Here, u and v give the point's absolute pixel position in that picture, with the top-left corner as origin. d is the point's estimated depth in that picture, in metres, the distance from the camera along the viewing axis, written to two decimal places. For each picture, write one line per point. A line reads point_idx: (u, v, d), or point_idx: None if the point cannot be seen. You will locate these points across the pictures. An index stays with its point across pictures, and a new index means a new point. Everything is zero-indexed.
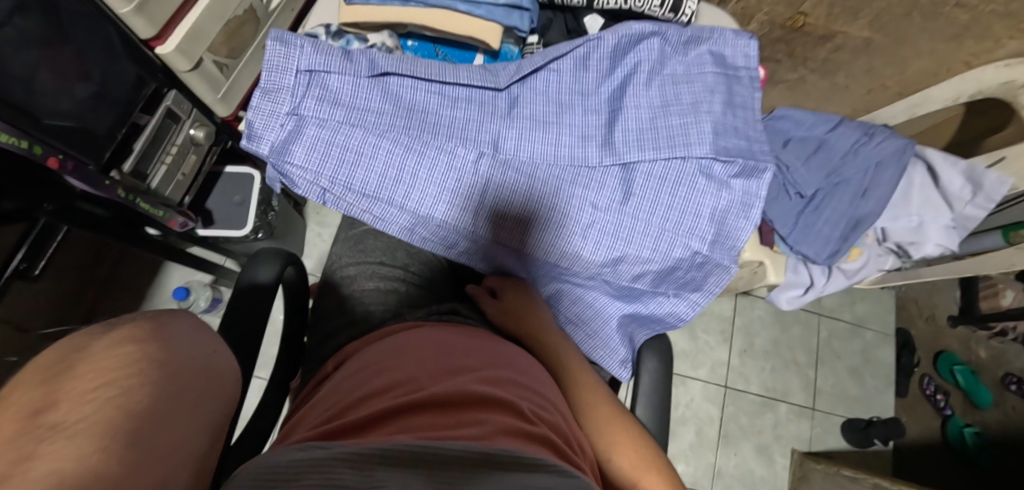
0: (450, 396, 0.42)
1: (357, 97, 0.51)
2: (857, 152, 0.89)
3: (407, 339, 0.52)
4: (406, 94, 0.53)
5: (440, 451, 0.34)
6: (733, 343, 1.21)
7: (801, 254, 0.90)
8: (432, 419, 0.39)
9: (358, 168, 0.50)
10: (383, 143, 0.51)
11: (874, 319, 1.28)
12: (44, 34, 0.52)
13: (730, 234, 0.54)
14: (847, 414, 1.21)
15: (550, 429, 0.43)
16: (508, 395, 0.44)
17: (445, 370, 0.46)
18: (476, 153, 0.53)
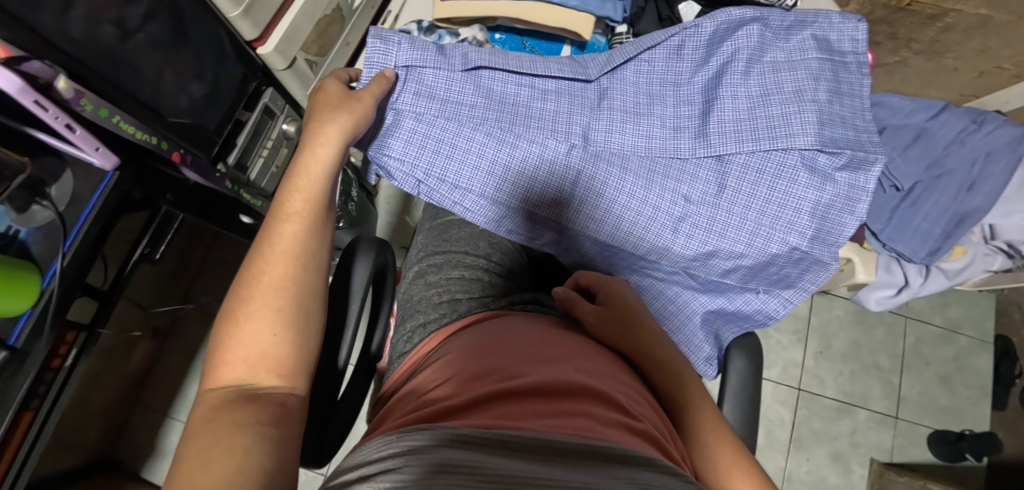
0: (547, 382, 0.41)
1: (451, 91, 0.52)
2: (962, 141, 0.82)
3: (496, 330, 0.53)
4: (497, 87, 0.53)
5: (550, 442, 0.33)
6: (808, 344, 1.16)
7: (895, 252, 0.84)
8: (535, 407, 0.38)
9: (452, 162, 0.52)
10: (477, 137, 0.52)
11: (969, 324, 1.18)
12: (169, 37, 0.57)
13: (833, 230, 0.52)
14: (935, 425, 1.13)
15: (646, 423, 0.42)
16: (602, 386, 0.43)
17: (536, 356, 0.47)
18: (567, 145, 0.53)
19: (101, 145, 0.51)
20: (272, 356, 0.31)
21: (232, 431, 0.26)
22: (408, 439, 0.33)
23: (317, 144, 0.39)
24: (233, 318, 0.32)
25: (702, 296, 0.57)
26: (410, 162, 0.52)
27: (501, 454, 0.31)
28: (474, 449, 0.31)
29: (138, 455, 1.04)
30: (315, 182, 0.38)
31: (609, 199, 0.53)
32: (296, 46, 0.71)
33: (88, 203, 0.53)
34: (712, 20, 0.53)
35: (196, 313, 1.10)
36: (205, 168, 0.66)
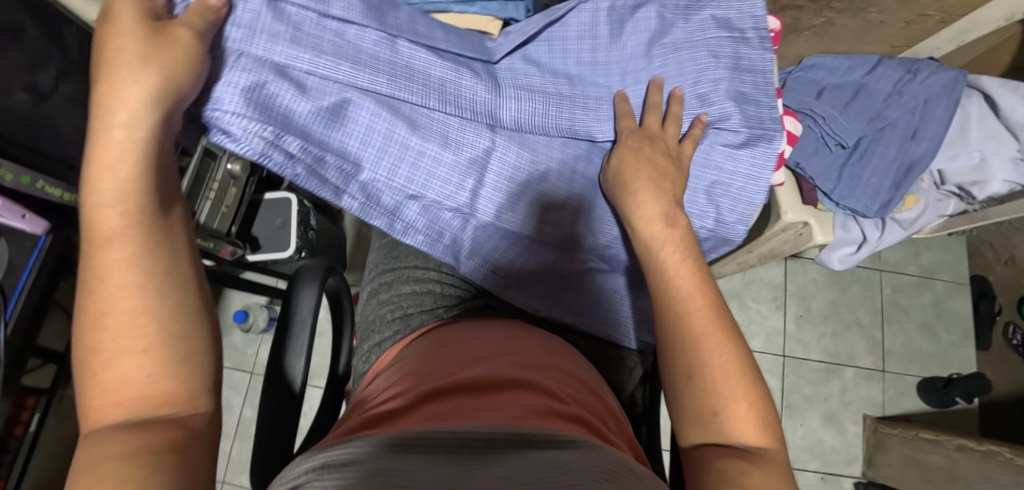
0: (481, 381, 0.43)
1: (336, 50, 0.43)
2: (899, 91, 0.83)
3: (443, 336, 0.54)
4: (396, 48, 0.45)
5: (472, 434, 0.34)
6: (787, 309, 1.16)
7: (849, 210, 0.85)
8: (465, 405, 0.39)
9: (327, 131, 0.44)
10: (363, 105, 0.45)
11: (943, 268, 1.19)
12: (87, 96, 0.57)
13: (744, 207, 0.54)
14: (922, 373, 1.13)
15: (580, 408, 0.43)
16: (536, 377, 0.44)
17: (475, 356, 0.48)
18: (464, 120, 0.48)
19: (25, 213, 0.52)
20: (157, 392, 0.30)
21: (119, 466, 0.26)
22: (352, 446, 0.33)
23: (123, 108, 0.33)
24: (91, 367, 0.30)
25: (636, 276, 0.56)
26: (286, 135, 0.43)
27: (421, 452, 0.32)
28: (406, 455, 0.31)
29: None
30: (133, 159, 0.33)
31: (506, 184, 0.51)
32: None
33: (25, 267, 0.54)
34: (613, 2, 0.53)
35: None
36: None
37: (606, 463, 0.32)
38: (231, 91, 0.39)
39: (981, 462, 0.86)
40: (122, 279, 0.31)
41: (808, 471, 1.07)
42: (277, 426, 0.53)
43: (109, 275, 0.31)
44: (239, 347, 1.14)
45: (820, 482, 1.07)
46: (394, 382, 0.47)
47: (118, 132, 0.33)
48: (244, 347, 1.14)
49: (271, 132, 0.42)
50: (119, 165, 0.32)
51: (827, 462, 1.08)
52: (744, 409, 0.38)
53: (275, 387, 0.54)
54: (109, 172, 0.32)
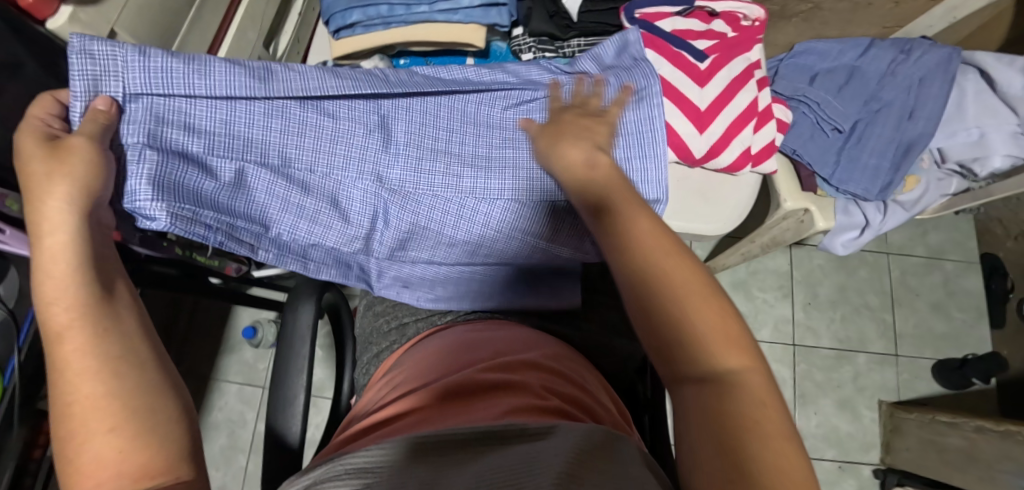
0: (468, 388, 0.43)
1: (238, 123, 0.46)
2: (893, 72, 0.82)
3: (434, 344, 0.54)
4: (295, 116, 0.48)
5: (449, 436, 0.34)
6: (795, 297, 1.15)
7: (849, 194, 0.84)
8: (445, 412, 0.39)
9: (233, 201, 0.47)
10: (260, 174, 0.48)
11: (951, 247, 1.17)
12: None
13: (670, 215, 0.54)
14: (936, 355, 1.12)
15: (566, 403, 0.42)
16: (520, 378, 0.44)
17: (462, 365, 0.48)
18: (368, 182, 0.51)
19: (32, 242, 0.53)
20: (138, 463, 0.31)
21: None
22: (370, 453, 0.32)
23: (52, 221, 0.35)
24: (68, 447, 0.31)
25: None
26: (193, 211, 0.46)
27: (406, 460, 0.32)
28: (404, 469, 0.31)
29: None
30: (65, 262, 0.35)
31: (409, 236, 0.55)
32: None
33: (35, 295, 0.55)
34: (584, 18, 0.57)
35: (192, 378, 1.13)
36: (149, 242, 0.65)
37: (585, 443, 0.32)
38: (133, 183, 0.42)
39: (1000, 442, 0.84)
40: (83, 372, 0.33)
41: (825, 460, 1.06)
42: None
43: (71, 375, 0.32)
44: (250, 362, 1.15)
45: (838, 471, 1.06)
46: (387, 394, 0.47)
47: (51, 242, 0.35)
48: (256, 362, 1.15)
49: (178, 211, 0.44)
50: (60, 273, 0.35)
51: (844, 450, 1.07)
52: (727, 342, 0.32)
53: None
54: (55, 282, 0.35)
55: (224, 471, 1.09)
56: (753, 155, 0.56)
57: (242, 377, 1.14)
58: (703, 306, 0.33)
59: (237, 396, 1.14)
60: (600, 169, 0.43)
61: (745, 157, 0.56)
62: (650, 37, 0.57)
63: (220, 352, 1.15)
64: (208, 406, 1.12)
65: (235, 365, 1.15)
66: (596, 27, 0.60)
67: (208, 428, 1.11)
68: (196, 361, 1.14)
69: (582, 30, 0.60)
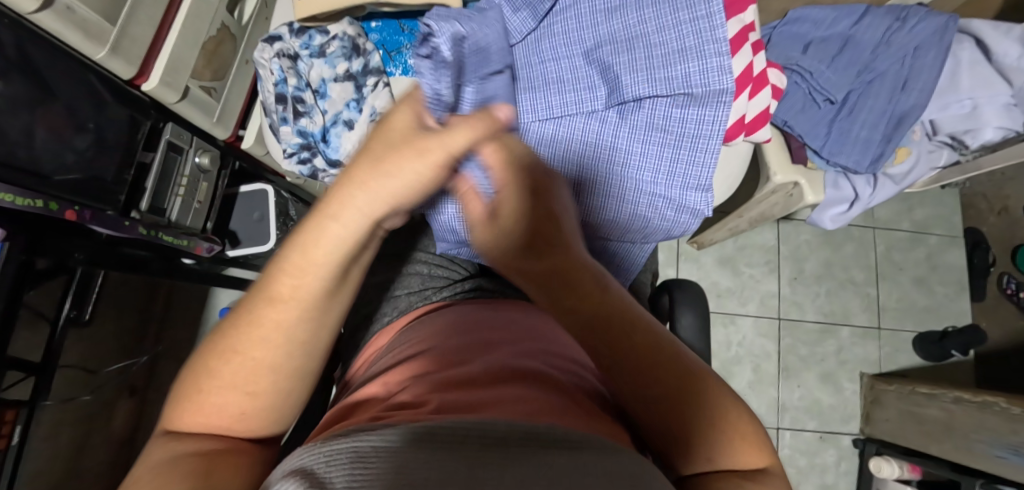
0: (494, 374, 0.41)
1: (642, 25, 0.52)
2: (885, 40, 0.80)
3: (441, 323, 0.52)
4: (658, 24, 0.51)
5: (494, 421, 0.31)
6: (781, 272, 1.15)
7: (840, 168, 0.82)
8: (485, 396, 0.37)
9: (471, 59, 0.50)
10: (578, 118, 0.54)
11: (937, 221, 1.17)
12: (32, 95, 0.54)
13: (607, 145, 0.54)
14: (918, 328, 1.13)
15: (602, 405, 0.41)
16: (552, 373, 0.42)
17: (479, 345, 0.47)
18: (650, 139, 0.53)
19: None
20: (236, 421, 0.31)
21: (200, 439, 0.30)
22: (371, 435, 0.29)
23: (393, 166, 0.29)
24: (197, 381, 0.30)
25: (627, 156, 0.53)
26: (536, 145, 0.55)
27: (455, 433, 0.29)
28: (426, 447, 0.27)
29: None
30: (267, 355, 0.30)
31: (634, 172, 0.54)
32: (185, 77, 0.68)
33: None
34: None
35: (170, 361, 1.11)
36: (113, 220, 0.63)
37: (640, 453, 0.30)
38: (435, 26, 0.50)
39: (978, 412, 0.85)
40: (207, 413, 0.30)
41: (807, 431, 1.08)
42: None
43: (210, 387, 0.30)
44: None
45: (819, 441, 1.08)
46: (409, 366, 0.44)
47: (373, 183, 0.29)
48: None
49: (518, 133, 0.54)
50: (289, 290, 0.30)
51: (825, 421, 1.09)
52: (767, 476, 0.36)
53: None
54: (228, 377, 0.30)
55: None
56: (747, 124, 0.54)
57: None
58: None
59: None
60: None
61: (739, 126, 0.53)
62: None
63: (198, 334, 1.12)
64: None
65: None
66: None
67: None
68: (174, 345, 1.11)
69: None
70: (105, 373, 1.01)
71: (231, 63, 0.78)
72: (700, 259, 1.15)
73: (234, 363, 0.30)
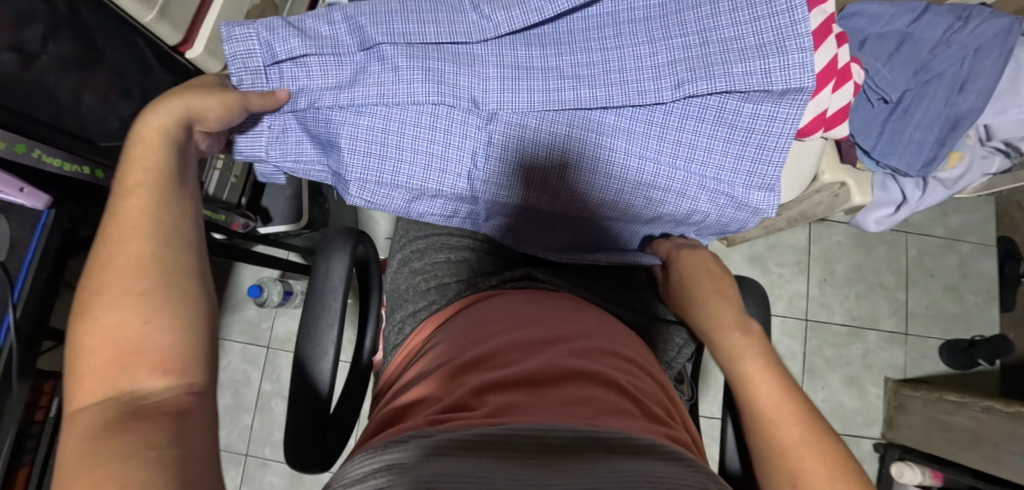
0: (549, 376, 0.38)
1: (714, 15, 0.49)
2: (947, 40, 0.77)
3: (488, 309, 0.50)
4: (731, 15, 0.48)
5: (539, 435, 0.31)
6: (811, 273, 1.14)
7: (890, 169, 0.81)
8: (534, 399, 0.36)
9: (442, 60, 0.49)
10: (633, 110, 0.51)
11: (970, 228, 1.16)
12: (80, 56, 0.52)
13: (666, 140, 0.51)
14: (946, 336, 1.12)
15: (652, 404, 0.40)
16: (604, 368, 0.41)
17: (531, 341, 0.44)
18: (714, 137, 0.51)
19: (24, 185, 0.47)
20: (142, 348, 0.27)
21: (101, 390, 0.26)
22: (414, 451, 0.30)
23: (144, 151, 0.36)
24: (86, 317, 0.28)
25: (686, 154, 0.52)
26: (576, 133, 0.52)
27: (495, 454, 0.29)
28: (458, 458, 0.28)
29: None
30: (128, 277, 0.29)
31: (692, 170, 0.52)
32: None
33: (33, 245, 0.49)
34: None
35: None
36: None
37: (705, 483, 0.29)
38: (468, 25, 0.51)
39: (1009, 423, 0.84)
40: (97, 375, 0.26)
41: None
42: (308, 408, 0.50)
43: (93, 347, 0.27)
44: (254, 321, 1.14)
45: None
46: (455, 356, 0.43)
47: (139, 151, 0.36)
48: (258, 321, 1.13)
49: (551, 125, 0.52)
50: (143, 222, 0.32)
51: (846, 424, 1.09)
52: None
53: (307, 371, 0.51)
54: (107, 301, 0.28)
55: (230, 429, 1.09)
56: (827, 119, 0.52)
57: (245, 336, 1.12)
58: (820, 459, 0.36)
59: (241, 354, 1.13)
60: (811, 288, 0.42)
61: (818, 121, 0.52)
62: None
63: (222, 310, 1.14)
64: None
65: (237, 323, 1.13)
66: None
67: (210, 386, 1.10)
68: None
69: None
70: None
71: None
72: (729, 257, 1.14)
73: (117, 283, 0.29)
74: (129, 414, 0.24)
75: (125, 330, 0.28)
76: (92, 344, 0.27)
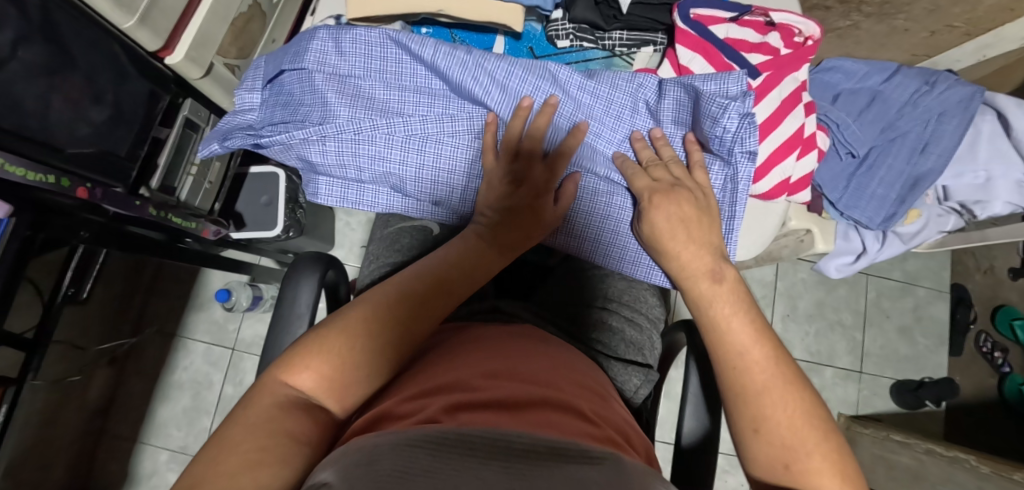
0: (516, 399, 0.38)
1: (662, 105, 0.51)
2: (915, 102, 0.81)
3: (461, 338, 0.50)
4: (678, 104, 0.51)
5: (499, 440, 0.31)
6: (775, 307, 1.18)
7: (852, 220, 0.84)
8: (498, 417, 0.36)
9: (417, 95, 0.50)
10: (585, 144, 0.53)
11: (926, 274, 1.21)
12: (57, 62, 0.51)
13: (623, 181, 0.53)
14: (897, 376, 1.17)
15: (607, 428, 0.41)
16: (562, 395, 0.41)
17: (495, 368, 0.43)
18: None
19: None
20: (337, 388, 0.38)
21: (309, 379, 0.38)
22: (376, 450, 0.30)
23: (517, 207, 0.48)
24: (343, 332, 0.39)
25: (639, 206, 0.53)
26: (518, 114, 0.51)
27: (460, 451, 0.30)
28: (425, 453, 0.29)
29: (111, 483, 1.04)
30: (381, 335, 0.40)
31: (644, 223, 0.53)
32: (211, 53, 0.64)
33: None
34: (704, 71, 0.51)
35: (157, 335, 1.11)
36: (123, 201, 0.61)
37: (626, 480, 0.30)
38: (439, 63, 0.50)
39: (947, 466, 0.88)
40: (308, 370, 0.38)
41: None
42: None
43: (317, 356, 0.38)
44: (220, 322, 1.12)
45: None
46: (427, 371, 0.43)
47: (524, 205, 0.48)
48: (225, 322, 1.12)
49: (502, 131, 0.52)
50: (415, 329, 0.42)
51: None
52: (819, 463, 0.35)
53: None
54: (359, 345, 0.39)
55: (187, 431, 1.07)
56: (792, 185, 0.54)
57: (210, 337, 1.11)
58: (795, 423, 0.36)
59: (204, 355, 1.11)
60: (723, 283, 0.43)
61: (782, 186, 0.54)
62: (778, 62, 0.52)
63: (188, 308, 1.12)
64: (172, 364, 1.10)
65: (203, 323, 1.12)
66: (643, 23, 0.53)
67: (171, 385, 1.09)
68: (163, 318, 1.11)
69: (627, 23, 0.53)
70: (91, 352, 1.00)
71: (259, 41, 0.74)
72: None
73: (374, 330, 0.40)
74: (285, 424, 0.35)
75: (346, 373, 0.38)
76: (327, 349, 0.39)
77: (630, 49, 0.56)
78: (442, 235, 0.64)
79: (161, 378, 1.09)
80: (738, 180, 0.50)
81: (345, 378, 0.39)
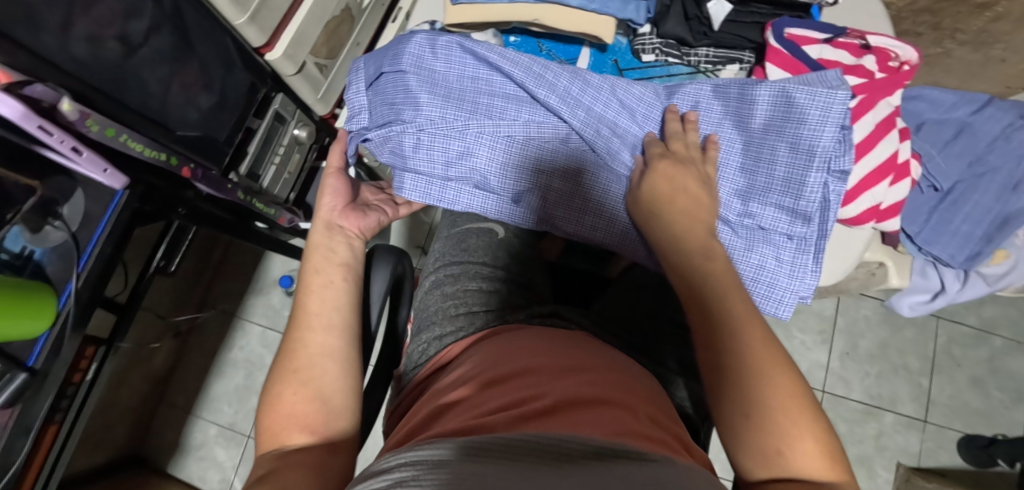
0: (578, 395, 0.36)
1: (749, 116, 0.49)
2: (1009, 136, 0.76)
3: (524, 334, 0.48)
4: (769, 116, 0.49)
5: (558, 443, 0.30)
6: (834, 344, 1.13)
7: (931, 256, 0.80)
8: (562, 415, 0.34)
9: (506, 101, 0.52)
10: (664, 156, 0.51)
11: (1005, 323, 1.13)
12: (179, 50, 0.56)
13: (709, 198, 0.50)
14: (966, 429, 1.09)
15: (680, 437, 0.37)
16: (637, 397, 0.38)
17: (566, 365, 0.41)
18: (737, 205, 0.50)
19: (108, 168, 0.50)
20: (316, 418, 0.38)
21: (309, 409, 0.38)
22: (439, 453, 0.29)
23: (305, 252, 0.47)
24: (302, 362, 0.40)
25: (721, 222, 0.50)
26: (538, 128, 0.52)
27: (510, 454, 0.28)
28: (487, 462, 0.27)
29: (165, 450, 1.10)
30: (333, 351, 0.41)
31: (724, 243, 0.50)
32: (305, 51, 0.68)
33: (100, 222, 0.52)
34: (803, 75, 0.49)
35: (218, 314, 1.16)
36: (216, 182, 0.64)
37: (698, 481, 0.28)
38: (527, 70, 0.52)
39: None
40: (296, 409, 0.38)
41: None
42: None
43: (299, 382, 0.39)
44: (276, 307, 1.17)
45: None
46: (496, 367, 0.42)
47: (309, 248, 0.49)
48: (281, 308, 1.17)
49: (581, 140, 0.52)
50: None
51: None
52: (816, 448, 0.34)
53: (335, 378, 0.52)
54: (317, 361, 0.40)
55: (237, 408, 1.12)
56: (880, 212, 0.53)
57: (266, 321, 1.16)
58: (790, 417, 0.34)
59: (259, 338, 1.16)
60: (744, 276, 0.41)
61: (870, 212, 0.52)
62: (873, 85, 0.51)
63: (248, 291, 1.17)
64: (229, 343, 1.15)
65: (261, 306, 1.17)
66: (731, 40, 0.53)
67: (226, 363, 1.14)
68: (225, 299, 1.17)
69: (717, 40, 0.53)
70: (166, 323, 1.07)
71: (347, 42, 0.78)
72: None
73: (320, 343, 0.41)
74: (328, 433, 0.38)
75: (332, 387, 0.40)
76: (302, 370, 0.40)
77: (715, 66, 0.56)
78: (509, 238, 0.66)
79: (217, 356, 1.14)
80: (829, 199, 0.49)
81: (329, 395, 0.39)
